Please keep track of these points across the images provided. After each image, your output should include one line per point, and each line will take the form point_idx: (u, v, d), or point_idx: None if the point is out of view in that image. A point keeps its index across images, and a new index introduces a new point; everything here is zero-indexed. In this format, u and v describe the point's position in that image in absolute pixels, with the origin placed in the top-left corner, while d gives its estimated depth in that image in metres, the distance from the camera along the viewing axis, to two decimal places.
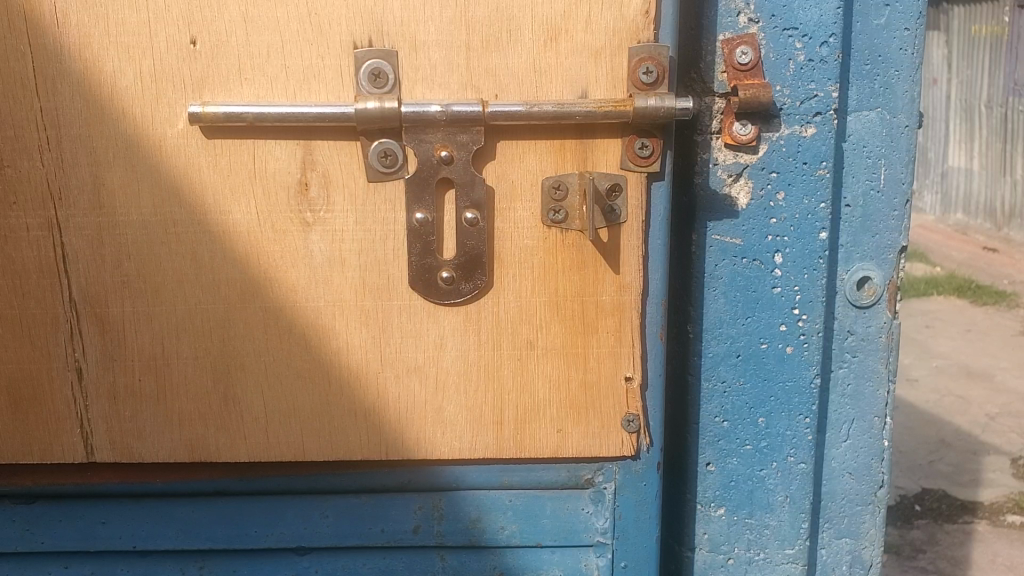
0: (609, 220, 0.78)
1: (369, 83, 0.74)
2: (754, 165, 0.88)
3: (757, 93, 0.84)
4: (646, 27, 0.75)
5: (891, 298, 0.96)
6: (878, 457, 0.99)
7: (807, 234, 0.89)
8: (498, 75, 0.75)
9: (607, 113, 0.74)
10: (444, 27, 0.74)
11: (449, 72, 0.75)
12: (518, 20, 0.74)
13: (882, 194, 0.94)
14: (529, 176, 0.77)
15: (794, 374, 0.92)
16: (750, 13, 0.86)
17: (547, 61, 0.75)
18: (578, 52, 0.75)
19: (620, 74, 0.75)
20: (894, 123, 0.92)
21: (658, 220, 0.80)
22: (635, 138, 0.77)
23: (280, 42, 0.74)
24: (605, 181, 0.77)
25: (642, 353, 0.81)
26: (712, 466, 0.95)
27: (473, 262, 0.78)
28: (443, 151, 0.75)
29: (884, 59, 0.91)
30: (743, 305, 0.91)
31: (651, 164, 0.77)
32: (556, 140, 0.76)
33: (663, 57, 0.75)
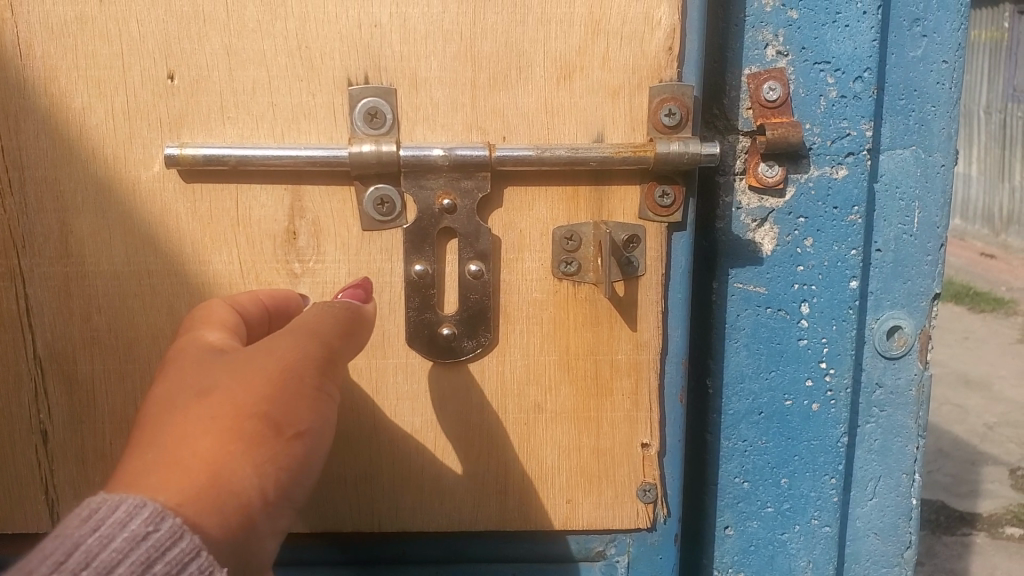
0: (626, 274, 0.71)
1: (365, 123, 0.67)
2: (780, 209, 0.82)
3: (787, 132, 0.77)
4: (670, 64, 0.68)
5: (923, 348, 0.90)
6: (906, 516, 0.93)
7: (837, 283, 0.82)
8: (505, 115, 0.68)
9: (624, 159, 0.67)
10: (447, 63, 0.67)
11: (452, 112, 0.68)
12: (529, 56, 0.67)
13: (916, 238, 0.87)
14: (539, 225, 0.70)
15: (820, 433, 0.85)
16: (779, 45, 0.79)
17: (561, 101, 0.68)
18: (594, 91, 0.68)
19: (640, 115, 0.69)
20: (930, 162, 0.86)
21: (679, 272, 0.73)
22: (655, 185, 0.70)
23: (266, 77, 0.67)
24: (623, 231, 0.70)
25: (660, 416, 0.74)
26: (730, 530, 0.88)
27: (479, 318, 0.71)
28: (444, 198, 0.68)
29: (920, 94, 0.85)
30: (766, 358, 0.84)
31: (672, 214, 0.70)
32: (569, 186, 0.70)
33: (687, 97, 0.68)
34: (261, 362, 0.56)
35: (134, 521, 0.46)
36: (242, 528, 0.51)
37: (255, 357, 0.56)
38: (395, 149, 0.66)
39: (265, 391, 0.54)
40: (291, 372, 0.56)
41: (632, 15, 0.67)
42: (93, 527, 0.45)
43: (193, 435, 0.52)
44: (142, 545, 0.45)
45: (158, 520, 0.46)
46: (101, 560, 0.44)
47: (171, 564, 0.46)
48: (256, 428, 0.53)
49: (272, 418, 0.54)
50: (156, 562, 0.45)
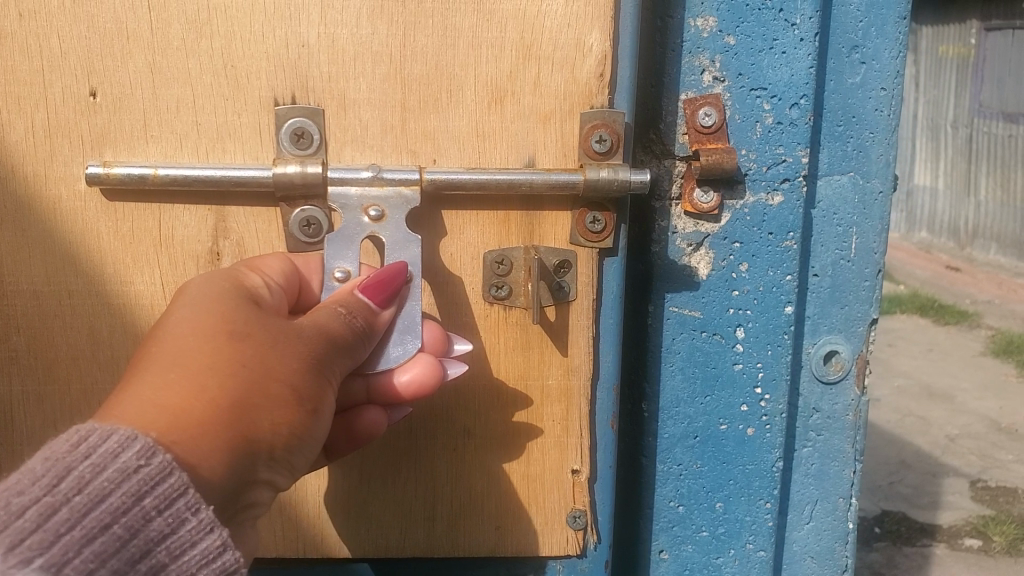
0: (559, 299, 0.71)
1: (291, 144, 0.67)
2: (716, 234, 0.82)
3: (721, 158, 0.77)
4: (600, 91, 0.68)
5: (860, 373, 0.90)
6: (842, 540, 0.93)
7: (772, 309, 0.82)
8: (435, 138, 0.68)
9: (552, 184, 0.67)
10: (378, 85, 0.67)
11: (382, 135, 0.68)
12: (460, 79, 0.67)
13: (853, 264, 0.87)
14: (470, 249, 0.70)
15: (754, 458, 0.85)
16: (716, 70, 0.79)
17: (491, 125, 0.68)
18: (525, 116, 0.68)
19: (571, 141, 0.68)
20: (868, 188, 0.86)
21: (611, 298, 0.72)
22: (586, 212, 0.69)
23: (192, 94, 0.66)
24: (555, 256, 0.70)
25: (591, 442, 0.74)
26: (665, 554, 0.88)
27: (408, 322, 0.64)
28: (372, 208, 0.65)
29: (859, 121, 0.85)
30: (702, 383, 0.84)
31: (603, 240, 0.70)
32: (500, 211, 0.69)
33: (618, 124, 0.68)
34: (288, 329, 0.56)
35: (126, 454, 0.47)
36: (238, 481, 0.52)
37: (284, 327, 0.56)
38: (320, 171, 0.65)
39: (291, 360, 0.55)
40: (318, 352, 0.56)
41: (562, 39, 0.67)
42: (85, 455, 0.47)
43: (216, 377, 0.52)
44: (132, 477, 0.47)
45: (150, 455, 0.47)
46: (94, 487, 0.46)
47: (159, 499, 0.47)
48: (274, 391, 0.54)
49: (296, 391, 0.55)
50: (147, 495, 0.47)
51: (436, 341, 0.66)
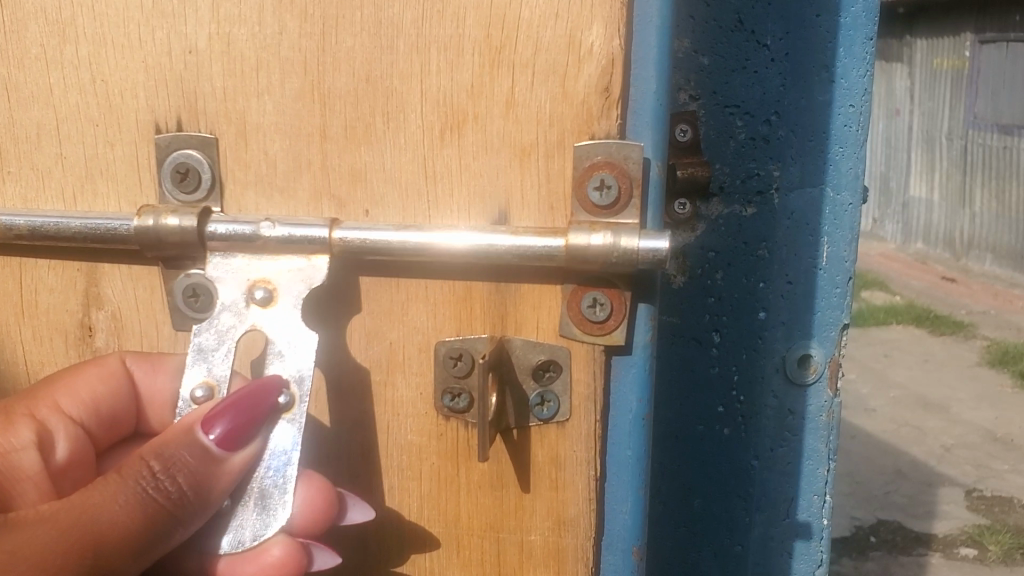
0: (540, 419, 0.67)
1: (177, 184, 0.67)
2: (691, 243, 0.88)
3: (694, 172, 0.85)
4: (602, 113, 0.62)
5: (834, 376, 0.88)
6: (819, 536, 0.91)
7: (746, 315, 0.88)
8: (366, 179, 0.65)
9: (513, 254, 0.61)
10: (290, 104, 0.65)
11: (296, 170, 0.66)
12: (404, 97, 0.64)
13: (825, 271, 0.86)
14: (418, 332, 0.67)
15: (731, 456, 0.91)
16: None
17: (446, 158, 0.64)
18: (491, 143, 0.64)
19: (555, 176, 0.63)
20: (838, 199, 0.85)
21: (628, 394, 0.67)
22: (582, 294, 0.64)
23: (168, 129, 0.67)
24: (539, 354, 0.65)
25: (599, 520, 0.68)
26: (647, 549, 0.94)
27: (275, 476, 0.61)
28: (263, 288, 0.63)
29: (829, 135, 0.84)
30: (680, 384, 0.91)
31: (602, 326, 0.64)
32: (463, 282, 0.65)
33: (618, 173, 0.62)
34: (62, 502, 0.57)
35: None
36: None
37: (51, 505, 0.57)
38: (196, 221, 0.63)
39: (59, 518, 0.56)
40: (88, 510, 0.57)
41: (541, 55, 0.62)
42: None
43: None
44: None
45: None
46: None
47: None
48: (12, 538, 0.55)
49: (46, 551, 0.54)
50: None
51: (309, 507, 0.62)
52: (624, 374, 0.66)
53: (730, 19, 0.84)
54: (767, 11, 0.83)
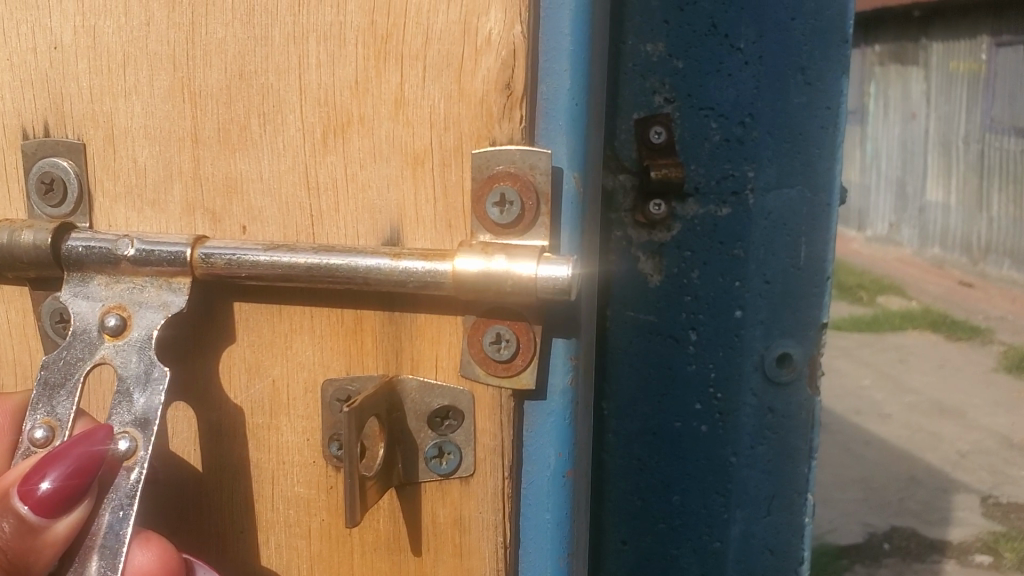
0: (439, 473, 0.70)
1: (42, 193, 0.73)
2: (667, 243, 0.89)
3: (669, 172, 0.86)
4: (501, 116, 0.66)
5: (812, 375, 0.90)
6: (800, 536, 0.93)
7: (722, 313, 0.90)
8: (245, 193, 0.70)
9: (393, 273, 0.64)
10: (159, 103, 0.71)
11: (168, 178, 0.71)
12: (285, 100, 0.69)
13: (803, 271, 0.88)
14: (304, 365, 0.71)
15: (709, 452, 0.92)
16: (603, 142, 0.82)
17: (333, 164, 0.69)
18: (395, 131, 0.67)
19: (450, 189, 0.67)
20: (815, 201, 0.87)
21: (545, 447, 0.71)
22: (484, 330, 0.67)
23: (34, 137, 0.73)
24: (441, 399, 0.70)
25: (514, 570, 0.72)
26: (626, 544, 0.95)
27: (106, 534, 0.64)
28: (111, 318, 0.68)
29: (805, 137, 0.86)
30: (657, 382, 0.92)
31: (502, 357, 0.67)
32: (358, 310, 0.70)
33: (521, 190, 0.66)
34: None
35: None
36: None
37: None
38: (48, 238, 0.68)
39: None
40: None
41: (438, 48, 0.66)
42: None
43: None
44: None
45: None
46: None
47: None
48: None
49: None
50: None
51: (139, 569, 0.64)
52: (543, 420, 0.71)
53: (704, 23, 0.85)
54: (741, 16, 0.85)
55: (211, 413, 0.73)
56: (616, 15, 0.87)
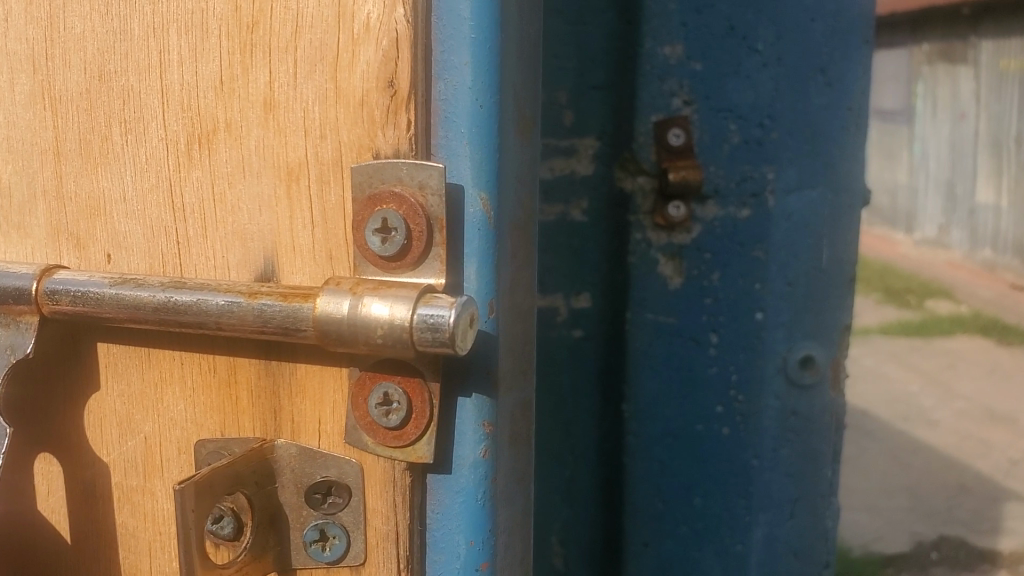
0: (324, 560, 0.68)
1: None
2: (687, 245, 0.89)
3: (687, 174, 0.87)
4: (386, 122, 0.63)
5: (833, 377, 0.91)
6: (823, 538, 0.95)
7: (743, 315, 0.89)
8: (110, 215, 0.71)
9: (245, 318, 0.62)
10: (24, 112, 0.73)
11: (33, 200, 0.73)
12: (147, 110, 0.69)
13: (825, 272, 0.89)
14: (181, 409, 0.71)
15: (731, 455, 0.91)
16: (524, 153, 0.69)
17: (204, 181, 0.68)
18: (261, 128, 0.66)
19: (329, 215, 0.65)
20: (837, 202, 0.89)
21: (451, 518, 0.67)
22: (370, 388, 0.64)
23: None
24: (325, 469, 0.67)
25: None
26: (649, 546, 0.93)
27: None
28: None
29: (826, 139, 0.87)
30: (678, 384, 0.91)
31: (388, 415, 0.64)
32: (235, 358, 0.69)
33: (407, 226, 0.62)
34: None
35: None
36: None
37: None
38: None
39: None
40: None
41: (313, 40, 0.64)
42: None
43: None
44: None
45: None
46: None
47: None
48: None
49: None
50: None
51: None
52: (449, 498, 0.66)
53: (722, 26, 0.85)
54: (759, 18, 0.85)
55: (87, 459, 0.74)
56: (634, 20, 0.87)
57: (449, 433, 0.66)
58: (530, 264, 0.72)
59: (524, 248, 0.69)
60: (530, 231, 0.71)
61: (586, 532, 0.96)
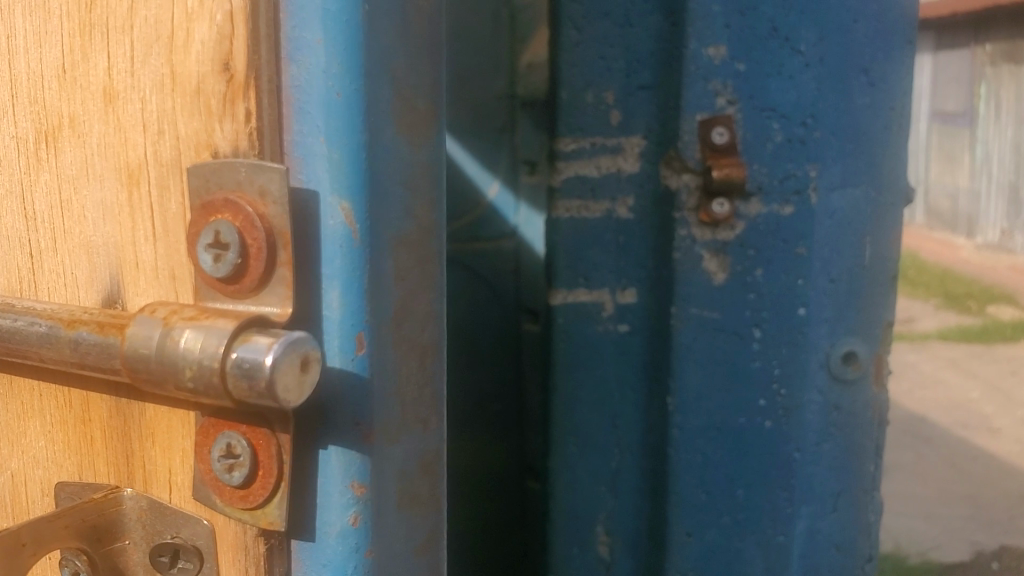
0: None
1: None
2: (732, 241, 0.90)
3: (731, 172, 0.88)
4: (223, 113, 0.54)
5: (875, 372, 0.93)
6: (864, 531, 0.96)
7: (786, 311, 0.90)
8: None
9: (55, 350, 0.58)
10: None
11: None
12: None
13: (867, 269, 0.91)
14: (43, 437, 0.68)
15: (774, 448, 0.92)
16: (422, 155, 0.57)
17: (55, 191, 0.63)
18: (98, 129, 0.60)
19: (174, 237, 0.58)
20: (878, 200, 0.90)
21: None
22: (215, 443, 0.55)
23: None
24: (173, 530, 0.60)
25: None
26: (692, 537, 0.94)
27: None
28: None
29: (868, 138, 0.89)
30: (722, 378, 0.92)
31: (232, 472, 0.55)
32: (85, 392, 0.65)
33: (245, 245, 0.52)
34: None
35: None
36: None
37: None
38: None
39: None
40: None
41: (149, 17, 0.56)
42: None
43: None
44: None
45: None
46: None
47: None
48: None
49: None
50: None
51: None
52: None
53: (765, 27, 0.87)
54: (802, 19, 0.87)
55: None
56: (679, 20, 0.89)
57: (312, 486, 0.56)
58: (439, 289, 0.59)
59: (418, 266, 0.57)
60: (433, 245, 0.58)
61: (632, 522, 0.98)
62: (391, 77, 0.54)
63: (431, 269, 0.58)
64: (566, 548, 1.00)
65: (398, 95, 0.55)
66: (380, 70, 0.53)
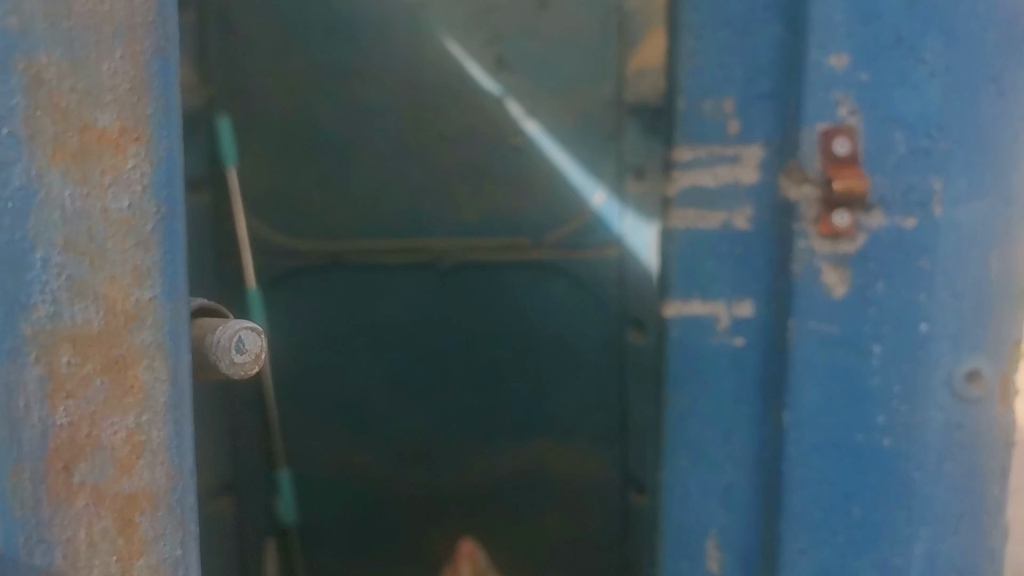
0: None
1: None
2: (853, 254, 0.88)
3: (852, 184, 0.86)
4: None
5: (1001, 392, 0.90)
6: (987, 555, 0.93)
7: (907, 327, 0.88)
8: None
9: None
10: None
11: None
12: None
13: (993, 285, 0.88)
14: None
15: (891, 467, 0.91)
16: (117, 207, 0.55)
17: None
18: None
19: None
20: (1005, 213, 0.88)
21: None
22: None
23: None
24: None
25: None
26: (805, 553, 0.94)
27: None
28: None
29: (995, 147, 0.86)
30: (838, 394, 0.91)
31: None
32: None
33: None
34: None
35: None
36: None
37: None
38: None
39: None
40: None
41: None
42: None
43: None
44: None
45: None
46: None
47: None
48: None
49: None
50: None
51: None
52: None
53: (889, 36, 0.85)
54: (929, 28, 0.84)
55: None
56: (800, 30, 0.88)
57: None
58: (149, 402, 0.57)
59: (110, 366, 0.56)
60: (141, 340, 0.57)
61: (743, 536, 1.00)
62: (34, 76, 0.52)
63: (137, 390, 0.57)
64: (675, 561, 1.05)
65: (50, 101, 0.52)
66: (13, 65, 0.51)
